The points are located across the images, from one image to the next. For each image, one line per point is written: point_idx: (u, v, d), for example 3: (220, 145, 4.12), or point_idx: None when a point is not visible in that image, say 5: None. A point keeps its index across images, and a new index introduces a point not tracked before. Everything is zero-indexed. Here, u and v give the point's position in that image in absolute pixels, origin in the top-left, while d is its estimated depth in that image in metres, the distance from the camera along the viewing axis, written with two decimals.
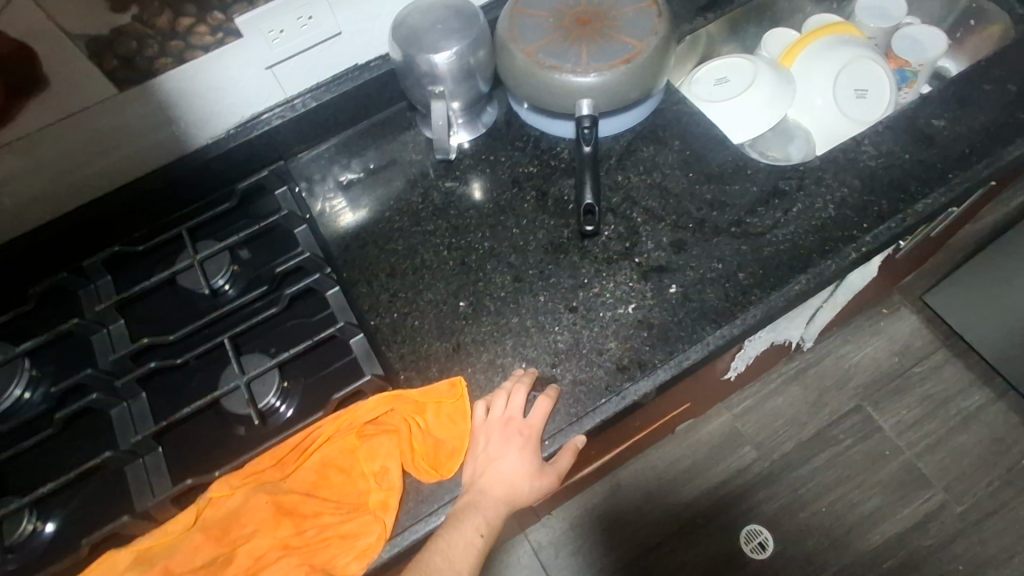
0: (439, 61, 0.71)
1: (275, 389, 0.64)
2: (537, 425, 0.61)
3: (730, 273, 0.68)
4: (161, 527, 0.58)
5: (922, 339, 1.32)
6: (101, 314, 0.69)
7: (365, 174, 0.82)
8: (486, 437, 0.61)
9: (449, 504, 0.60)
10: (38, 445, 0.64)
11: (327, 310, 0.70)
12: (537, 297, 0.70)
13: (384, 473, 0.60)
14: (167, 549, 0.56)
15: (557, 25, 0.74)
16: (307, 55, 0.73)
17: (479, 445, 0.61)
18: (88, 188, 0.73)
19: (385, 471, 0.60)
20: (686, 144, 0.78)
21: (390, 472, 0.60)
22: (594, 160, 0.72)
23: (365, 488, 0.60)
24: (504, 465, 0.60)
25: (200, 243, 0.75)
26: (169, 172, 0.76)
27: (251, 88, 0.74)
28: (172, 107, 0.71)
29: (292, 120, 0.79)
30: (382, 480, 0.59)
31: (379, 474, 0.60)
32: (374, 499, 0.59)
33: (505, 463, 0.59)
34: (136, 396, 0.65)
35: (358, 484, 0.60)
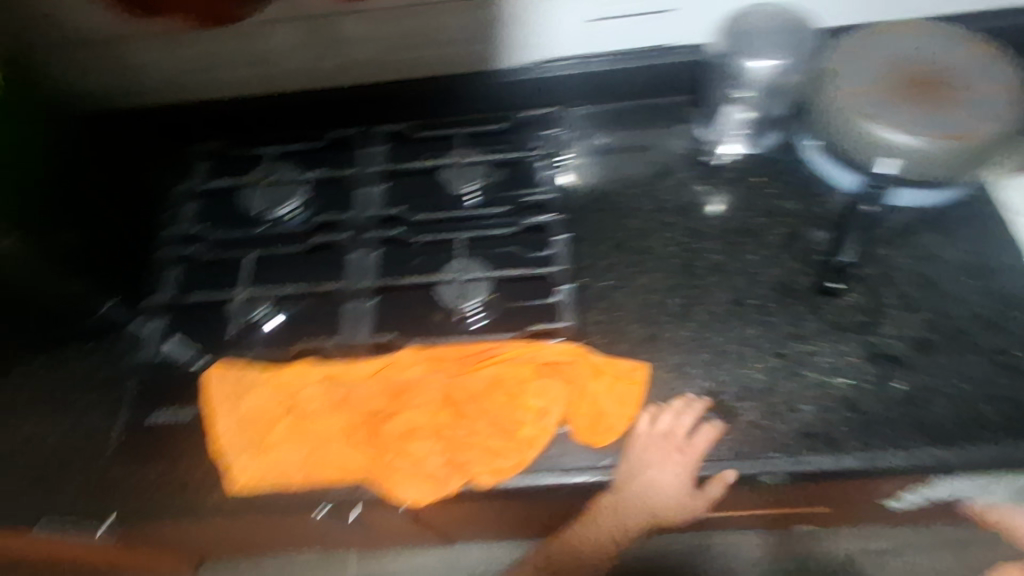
0: (751, 66, 0.75)
1: (480, 297, 0.69)
2: (699, 450, 0.61)
3: (971, 399, 0.61)
4: (352, 361, 0.67)
5: None
6: (372, 175, 0.79)
7: (622, 146, 0.83)
8: (653, 442, 0.63)
9: (586, 472, 0.61)
10: (289, 255, 0.75)
11: (548, 249, 0.73)
12: (747, 328, 0.68)
13: (544, 414, 0.64)
14: (353, 381, 0.66)
15: (890, 77, 0.69)
16: (630, 21, 0.77)
17: (645, 444, 0.63)
18: (398, 70, 0.81)
19: (548, 412, 0.64)
20: (973, 246, 0.70)
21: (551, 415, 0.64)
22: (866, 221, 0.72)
23: (523, 419, 0.64)
24: (658, 475, 0.63)
25: (468, 147, 0.82)
26: (464, 81, 0.82)
27: (567, 34, 0.78)
28: (497, 27, 0.77)
29: (583, 75, 0.81)
30: (541, 419, 0.63)
31: (540, 413, 0.64)
32: (527, 432, 0.63)
33: (659, 473, 0.63)
34: (370, 251, 0.74)
35: (517, 411, 0.64)
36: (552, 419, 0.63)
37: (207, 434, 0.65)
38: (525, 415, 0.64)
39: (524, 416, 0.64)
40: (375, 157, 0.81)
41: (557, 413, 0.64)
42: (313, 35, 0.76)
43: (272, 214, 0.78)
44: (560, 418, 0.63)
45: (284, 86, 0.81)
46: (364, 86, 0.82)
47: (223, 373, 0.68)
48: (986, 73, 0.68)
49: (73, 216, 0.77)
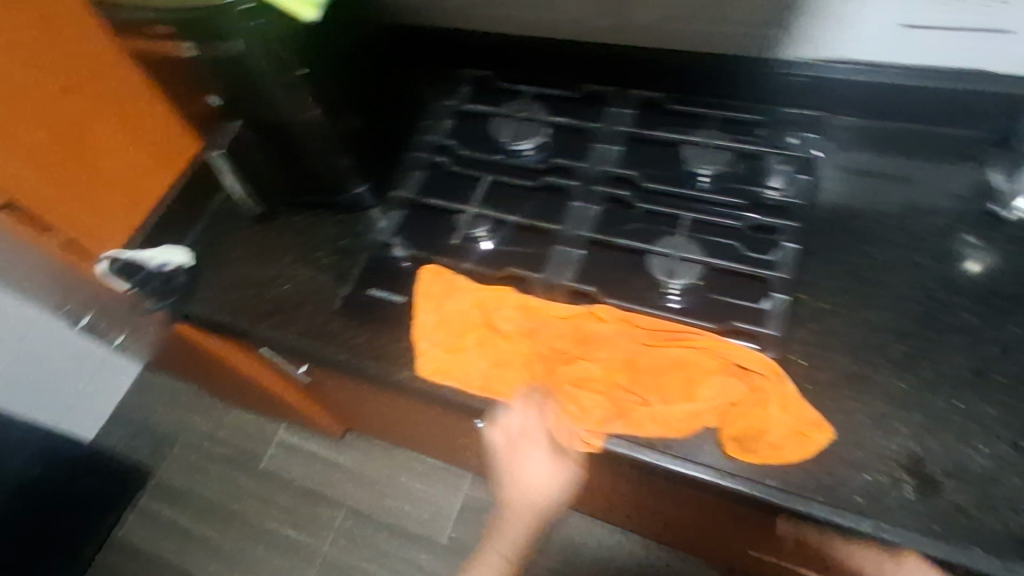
0: None
1: (688, 281, 0.69)
2: (536, 437, 0.67)
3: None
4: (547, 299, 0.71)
5: None
6: (615, 135, 0.81)
7: (873, 170, 0.78)
8: (541, 421, 0.67)
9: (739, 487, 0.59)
10: (521, 188, 0.80)
11: (773, 253, 0.70)
12: (981, 404, 0.60)
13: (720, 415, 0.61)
14: (543, 316, 0.70)
15: None
16: (951, 37, 0.68)
17: (524, 421, 0.67)
18: (673, 40, 0.80)
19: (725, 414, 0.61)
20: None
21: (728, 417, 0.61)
22: None
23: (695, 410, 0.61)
24: (529, 472, 0.68)
25: (717, 131, 0.80)
26: (733, 64, 0.79)
27: (870, 36, 0.72)
28: (795, 14, 0.72)
29: (867, 84, 0.75)
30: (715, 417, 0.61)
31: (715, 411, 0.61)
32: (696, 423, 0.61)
33: (530, 460, 0.67)
34: (594, 205, 0.76)
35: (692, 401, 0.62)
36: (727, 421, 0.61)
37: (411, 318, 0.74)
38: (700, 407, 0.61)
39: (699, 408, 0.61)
40: (622, 119, 0.83)
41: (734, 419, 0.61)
42: None
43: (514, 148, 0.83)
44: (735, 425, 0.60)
45: (557, 33, 0.85)
46: (633, 50, 0.82)
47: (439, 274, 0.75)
48: None
49: (359, 101, 0.76)
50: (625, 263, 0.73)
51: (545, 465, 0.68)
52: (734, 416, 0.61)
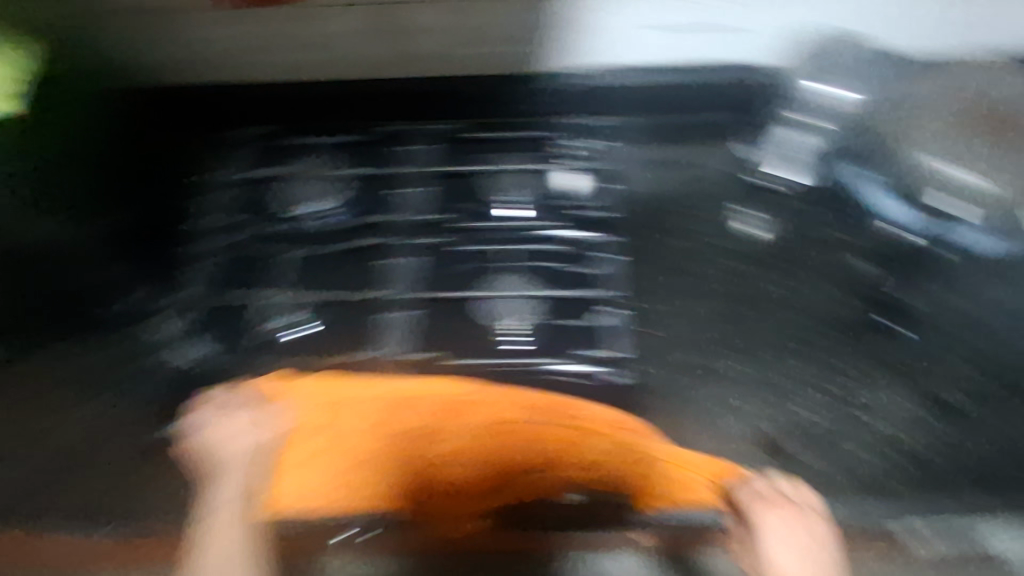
0: (823, 95, 0.73)
1: (535, 314, 0.72)
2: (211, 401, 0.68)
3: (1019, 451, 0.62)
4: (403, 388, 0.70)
5: None
6: (421, 176, 0.78)
7: (657, 163, 0.79)
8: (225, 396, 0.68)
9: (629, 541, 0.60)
10: (336, 256, 0.75)
11: (595, 270, 0.75)
12: (791, 363, 0.70)
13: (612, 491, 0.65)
14: (401, 406, 0.69)
15: (961, 120, 0.72)
16: (699, 37, 0.72)
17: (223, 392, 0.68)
18: (453, 69, 0.75)
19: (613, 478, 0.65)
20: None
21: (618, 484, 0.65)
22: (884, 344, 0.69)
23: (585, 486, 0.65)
24: (219, 425, 0.66)
25: (518, 152, 0.79)
26: (508, 83, 0.75)
27: (631, 42, 0.73)
28: (558, 30, 0.71)
29: (640, 88, 0.76)
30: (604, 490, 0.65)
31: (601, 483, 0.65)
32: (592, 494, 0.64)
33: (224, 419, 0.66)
34: (417, 258, 0.75)
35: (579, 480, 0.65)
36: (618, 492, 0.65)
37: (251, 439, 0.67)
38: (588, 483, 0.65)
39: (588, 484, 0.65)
40: (421, 156, 0.79)
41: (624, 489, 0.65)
42: (376, 19, 0.69)
43: (315, 209, 0.76)
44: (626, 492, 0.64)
45: (312, 71, 0.74)
46: (414, 83, 0.75)
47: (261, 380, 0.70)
48: None
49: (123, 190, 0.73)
50: (469, 312, 0.73)
51: (225, 420, 0.66)
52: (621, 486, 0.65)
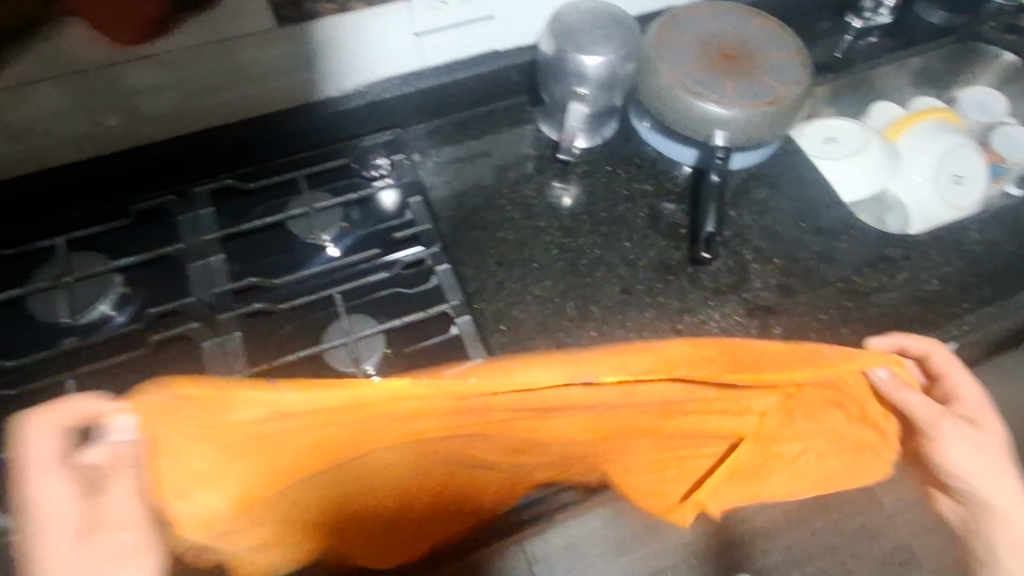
0: (587, 63, 0.72)
1: (379, 355, 0.62)
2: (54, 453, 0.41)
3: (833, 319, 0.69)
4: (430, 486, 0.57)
5: None
6: (206, 245, 0.67)
7: (454, 160, 0.81)
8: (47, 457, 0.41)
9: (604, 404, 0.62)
10: (127, 361, 0.60)
11: (433, 281, 0.68)
12: (643, 314, 0.70)
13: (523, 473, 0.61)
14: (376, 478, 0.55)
15: (703, 54, 0.76)
16: (455, 33, 0.74)
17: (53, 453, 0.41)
18: (212, 116, 0.71)
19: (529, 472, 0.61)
20: (796, 192, 0.80)
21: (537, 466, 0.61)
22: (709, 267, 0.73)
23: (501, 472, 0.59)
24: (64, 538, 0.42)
25: (313, 192, 0.73)
26: (288, 117, 0.74)
27: (392, 51, 0.73)
28: (314, 54, 0.70)
29: (416, 91, 0.77)
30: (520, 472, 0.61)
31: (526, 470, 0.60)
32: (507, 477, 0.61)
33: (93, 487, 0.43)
34: (232, 332, 0.62)
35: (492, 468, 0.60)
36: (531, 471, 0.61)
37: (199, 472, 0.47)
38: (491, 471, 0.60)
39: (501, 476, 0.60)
40: (202, 223, 0.69)
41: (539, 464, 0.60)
42: (82, 90, 0.63)
43: (86, 320, 0.62)
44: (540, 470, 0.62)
45: (62, 156, 0.68)
46: (173, 141, 0.71)
47: (273, 420, 0.43)
48: (775, 40, 0.78)
49: None
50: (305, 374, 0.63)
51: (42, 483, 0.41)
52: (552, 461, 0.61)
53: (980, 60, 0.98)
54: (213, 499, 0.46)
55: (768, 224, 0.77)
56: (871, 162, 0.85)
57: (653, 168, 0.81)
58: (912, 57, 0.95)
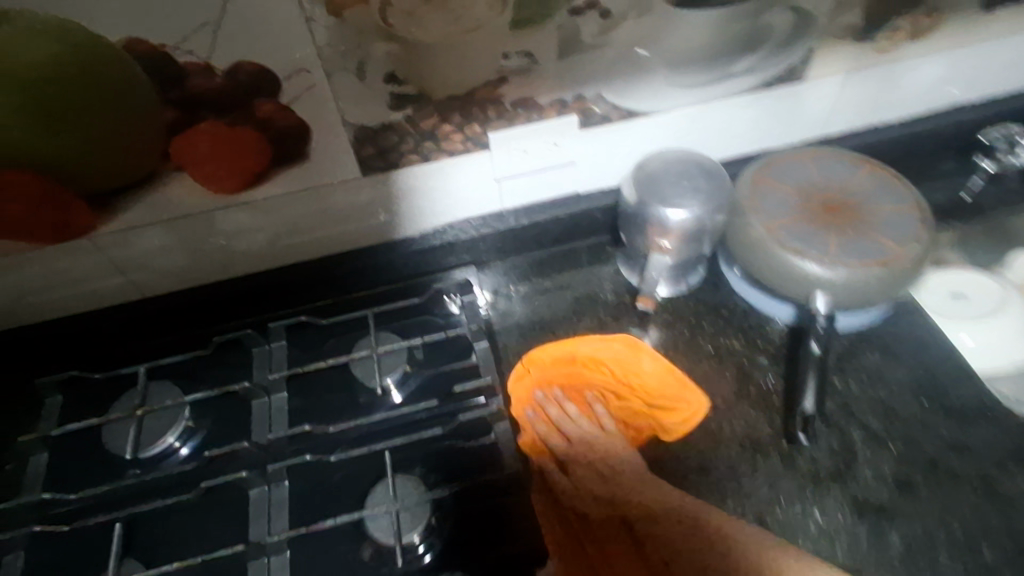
0: (672, 217, 0.68)
1: (423, 524, 0.58)
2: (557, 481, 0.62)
3: None
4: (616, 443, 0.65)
5: None
6: (270, 382, 0.67)
7: (526, 298, 0.78)
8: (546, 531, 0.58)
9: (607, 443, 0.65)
10: (176, 504, 0.60)
11: (491, 441, 0.64)
12: (724, 499, 0.62)
13: (552, 411, 0.67)
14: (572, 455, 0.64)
15: (803, 206, 0.70)
16: (536, 178, 0.73)
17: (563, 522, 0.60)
18: (296, 253, 0.74)
19: (534, 444, 0.65)
20: (918, 359, 0.69)
21: (558, 406, 0.68)
22: (811, 451, 0.64)
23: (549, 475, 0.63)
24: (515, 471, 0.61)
25: (380, 332, 0.71)
26: (368, 255, 0.76)
27: (473, 195, 0.74)
28: (397, 198, 0.71)
29: (498, 232, 0.77)
30: (587, 429, 0.66)
31: (579, 465, 0.63)
32: (621, 507, 0.61)
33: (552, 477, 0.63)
34: (280, 483, 0.61)
35: (575, 500, 0.62)
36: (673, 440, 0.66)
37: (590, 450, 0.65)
38: (587, 498, 0.62)
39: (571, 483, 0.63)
40: (273, 356, 0.70)
41: (581, 464, 0.63)
42: (182, 232, 0.66)
43: (152, 452, 0.63)
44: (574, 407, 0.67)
45: (156, 288, 0.71)
46: (260, 277, 0.74)
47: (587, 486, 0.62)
48: (889, 193, 0.71)
49: None
50: (346, 536, 0.59)
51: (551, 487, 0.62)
52: (573, 443, 0.65)
53: None
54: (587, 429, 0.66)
55: (883, 395, 0.67)
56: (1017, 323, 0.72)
57: (743, 323, 0.74)
58: None
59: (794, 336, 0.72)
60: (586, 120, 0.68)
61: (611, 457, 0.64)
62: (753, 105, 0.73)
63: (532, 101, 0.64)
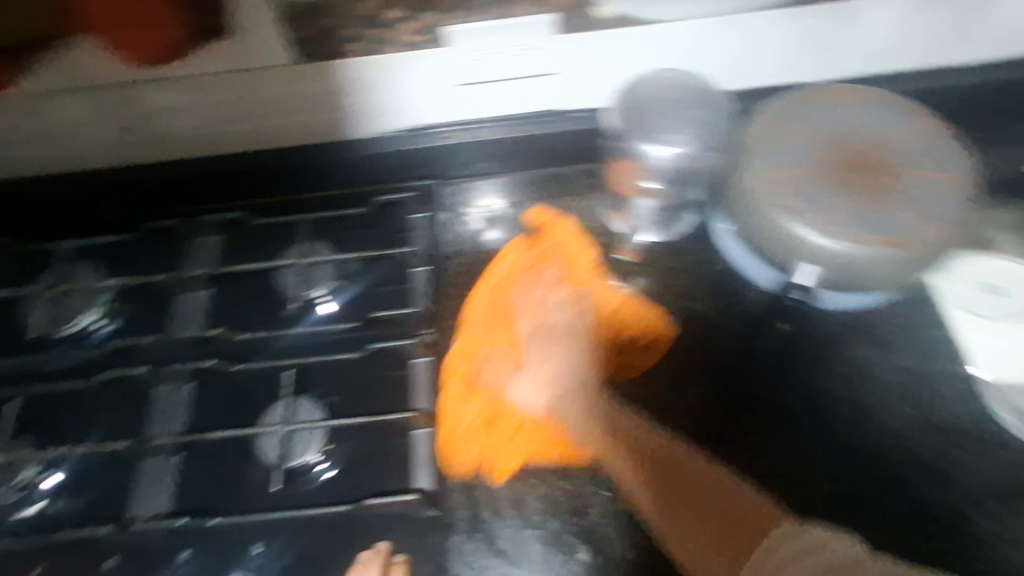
0: (652, 153, 0.58)
1: (318, 447, 0.54)
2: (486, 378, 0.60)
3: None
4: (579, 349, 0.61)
5: None
6: (189, 280, 0.63)
7: (487, 225, 0.70)
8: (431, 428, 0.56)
9: (563, 339, 0.62)
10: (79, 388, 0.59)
11: (406, 373, 0.59)
12: None
13: (539, 292, 0.64)
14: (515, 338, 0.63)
15: (819, 155, 0.57)
16: (507, 86, 0.63)
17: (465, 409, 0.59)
18: (237, 142, 0.67)
19: (477, 320, 0.63)
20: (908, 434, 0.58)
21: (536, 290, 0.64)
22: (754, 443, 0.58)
23: (488, 370, 0.60)
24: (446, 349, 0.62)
25: (314, 242, 0.66)
26: (313, 154, 0.68)
27: (434, 100, 0.64)
28: (345, 93, 0.63)
29: (462, 146, 0.67)
30: (562, 322, 0.63)
31: (536, 355, 0.61)
32: (562, 401, 0.58)
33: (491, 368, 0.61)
34: (182, 386, 0.58)
35: (516, 390, 0.60)
36: (623, 377, 0.61)
37: (546, 323, 0.63)
38: (528, 391, 0.59)
39: (516, 378, 0.60)
40: (200, 252, 0.65)
41: (539, 358, 0.61)
42: (103, 104, 0.60)
43: (70, 331, 0.61)
44: (561, 297, 0.64)
45: (89, 162, 0.67)
46: (197, 163, 0.67)
47: (518, 386, 0.60)
48: (936, 153, 0.56)
49: None
50: (237, 451, 0.56)
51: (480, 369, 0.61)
52: (540, 332, 0.62)
53: None
54: (550, 312, 0.64)
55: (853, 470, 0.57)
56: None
57: (721, 355, 0.62)
58: None
59: (773, 385, 0.61)
60: (566, 22, 0.56)
61: (573, 348, 0.61)
62: (783, 27, 0.59)
63: None
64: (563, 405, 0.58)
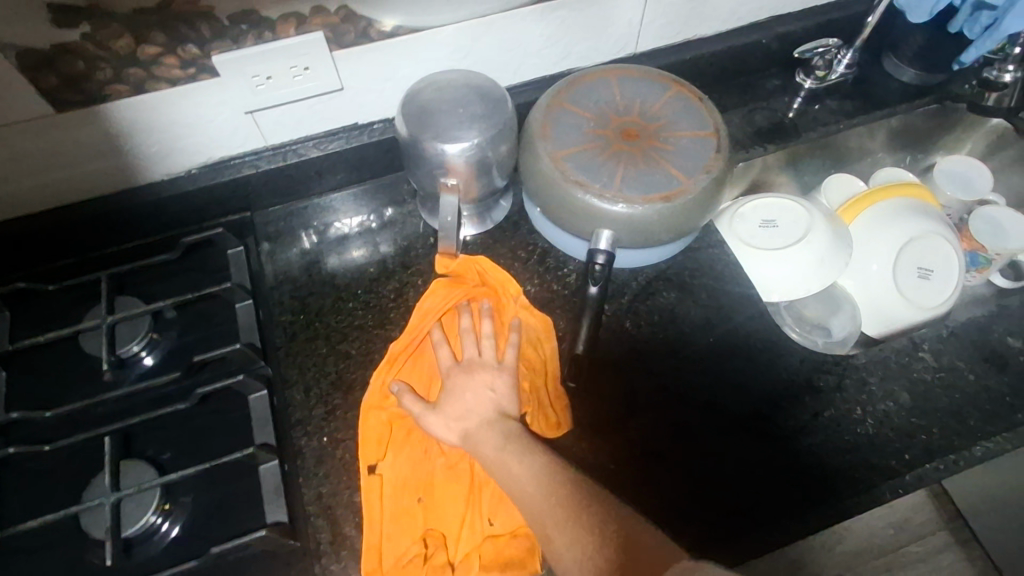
0: (450, 151, 0.60)
1: (155, 507, 0.51)
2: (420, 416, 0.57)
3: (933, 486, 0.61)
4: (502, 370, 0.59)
5: (922, 514, 1.02)
6: None
7: (312, 247, 0.70)
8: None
9: (484, 364, 0.59)
10: None
11: (243, 411, 0.58)
12: None
13: (464, 321, 0.62)
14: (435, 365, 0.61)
15: (596, 132, 0.63)
16: (296, 108, 0.63)
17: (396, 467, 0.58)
18: (8, 206, 0.61)
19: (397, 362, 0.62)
20: (766, 451, 0.62)
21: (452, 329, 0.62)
22: (591, 398, 0.63)
23: (405, 398, 0.58)
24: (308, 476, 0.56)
25: (120, 297, 0.61)
26: (104, 205, 0.64)
27: (223, 132, 0.63)
28: (122, 139, 0.60)
29: (266, 173, 0.67)
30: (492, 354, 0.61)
31: (455, 383, 0.58)
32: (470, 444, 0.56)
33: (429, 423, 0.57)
34: None
35: (428, 423, 0.57)
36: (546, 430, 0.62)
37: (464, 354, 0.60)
38: (441, 424, 0.57)
39: (432, 414, 0.58)
40: None
41: (456, 388, 0.58)
42: None
43: None
44: (484, 336, 0.61)
45: None
46: None
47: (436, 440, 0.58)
48: (691, 116, 0.64)
49: None
50: (63, 535, 0.52)
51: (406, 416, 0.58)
52: (460, 363, 0.59)
53: (968, 122, 0.83)
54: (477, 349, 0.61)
55: (724, 507, 0.59)
56: (822, 248, 0.67)
57: (609, 420, 0.63)
58: (881, 122, 0.81)
59: (659, 436, 0.62)
60: (336, 37, 0.58)
61: (482, 396, 0.57)
62: (544, 22, 0.65)
63: (256, 14, 0.54)
64: (479, 433, 0.55)
